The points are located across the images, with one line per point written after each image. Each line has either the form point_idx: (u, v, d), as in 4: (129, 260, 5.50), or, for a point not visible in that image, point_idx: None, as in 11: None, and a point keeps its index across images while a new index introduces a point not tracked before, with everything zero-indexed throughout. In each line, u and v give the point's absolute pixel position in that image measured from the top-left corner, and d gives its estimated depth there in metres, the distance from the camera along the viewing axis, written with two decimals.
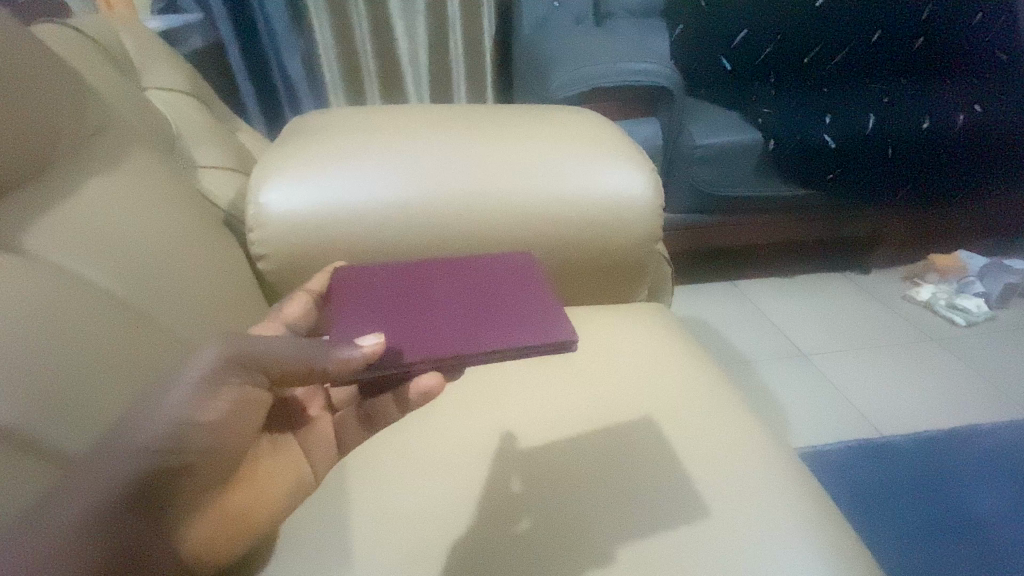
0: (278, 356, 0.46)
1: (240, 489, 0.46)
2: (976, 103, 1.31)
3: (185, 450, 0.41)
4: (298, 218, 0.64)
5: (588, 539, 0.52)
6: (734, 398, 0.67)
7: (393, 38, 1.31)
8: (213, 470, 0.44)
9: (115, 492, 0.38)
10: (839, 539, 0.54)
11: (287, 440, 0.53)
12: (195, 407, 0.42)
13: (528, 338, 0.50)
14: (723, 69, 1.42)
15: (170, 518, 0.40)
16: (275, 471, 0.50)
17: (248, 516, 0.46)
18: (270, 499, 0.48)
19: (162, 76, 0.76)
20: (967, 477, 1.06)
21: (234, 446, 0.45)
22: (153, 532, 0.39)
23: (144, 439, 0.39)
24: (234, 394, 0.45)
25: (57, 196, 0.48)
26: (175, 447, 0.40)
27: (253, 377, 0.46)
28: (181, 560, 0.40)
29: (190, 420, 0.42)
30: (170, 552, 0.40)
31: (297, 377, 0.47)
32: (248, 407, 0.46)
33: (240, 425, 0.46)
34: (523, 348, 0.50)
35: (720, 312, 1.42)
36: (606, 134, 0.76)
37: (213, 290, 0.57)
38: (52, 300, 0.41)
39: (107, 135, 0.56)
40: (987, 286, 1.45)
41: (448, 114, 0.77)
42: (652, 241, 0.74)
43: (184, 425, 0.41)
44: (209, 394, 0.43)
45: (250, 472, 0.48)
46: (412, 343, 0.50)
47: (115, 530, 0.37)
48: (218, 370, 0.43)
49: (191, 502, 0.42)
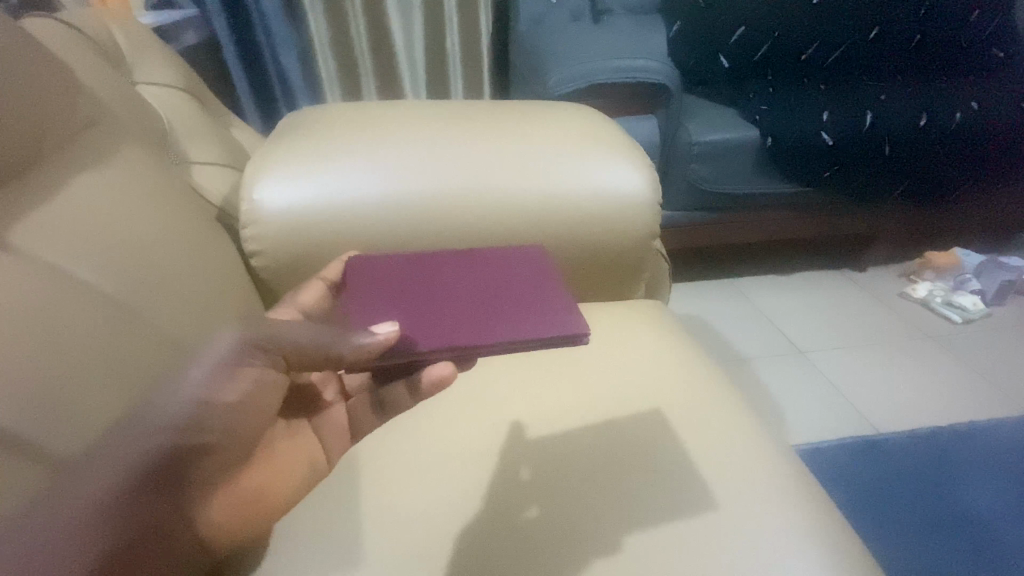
0: (297, 340, 0.49)
1: (256, 470, 0.48)
2: (973, 100, 1.32)
3: (206, 428, 0.45)
4: (295, 213, 0.64)
5: (585, 540, 0.51)
6: (731, 395, 0.66)
7: (390, 34, 1.30)
8: (230, 452, 0.47)
9: (131, 470, 0.41)
10: (839, 537, 0.54)
11: (303, 423, 0.55)
12: (216, 388, 0.47)
13: (535, 334, 0.49)
14: (721, 66, 1.41)
15: (186, 496, 0.43)
16: (288, 454, 0.51)
17: (262, 500, 0.48)
18: (286, 485, 0.49)
19: (155, 72, 0.75)
20: (960, 473, 1.07)
21: (252, 427, 0.49)
22: (170, 510, 0.42)
23: (169, 418, 0.44)
24: (253, 376, 0.50)
25: (46, 192, 0.47)
26: (198, 425, 0.45)
27: (271, 361, 0.51)
28: (199, 534, 0.44)
29: (218, 398, 0.47)
30: (190, 526, 0.43)
31: (313, 359, 0.49)
32: (266, 390, 0.51)
33: (259, 406, 0.50)
34: (533, 343, 0.49)
35: (718, 310, 1.41)
36: (602, 131, 0.75)
37: (212, 285, 0.56)
38: (42, 298, 0.41)
39: (98, 130, 0.55)
40: (983, 284, 1.45)
41: (442, 110, 0.76)
42: (650, 238, 0.73)
43: (206, 405, 0.46)
44: (234, 372, 0.49)
45: (268, 456, 0.50)
46: (424, 333, 0.49)
47: (128, 511, 0.39)
48: (237, 353, 0.50)
49: (207, 481, 0.45)
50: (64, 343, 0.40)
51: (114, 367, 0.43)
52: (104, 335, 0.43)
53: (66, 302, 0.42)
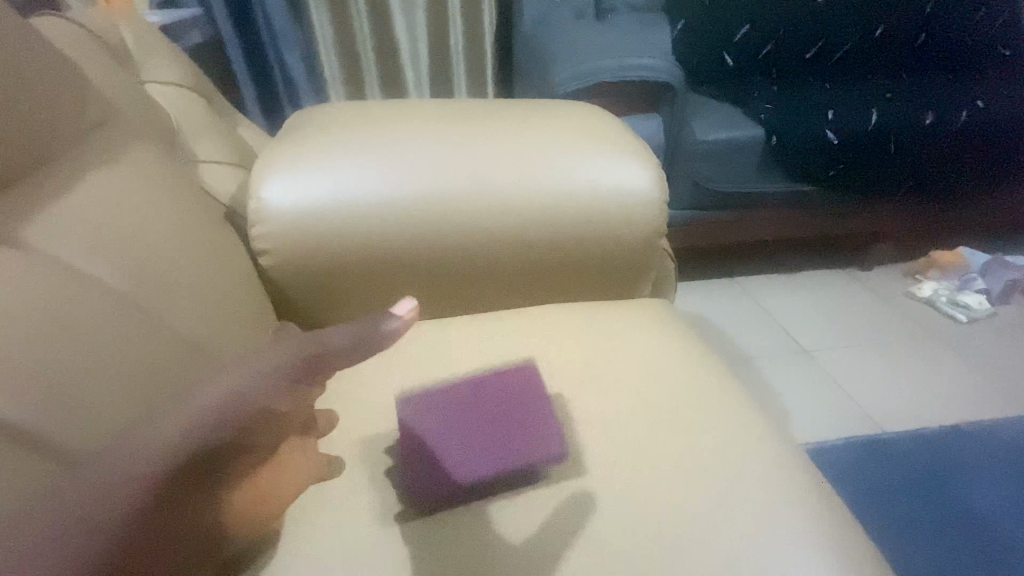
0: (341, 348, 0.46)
1: (266, 472, 0.48)
2: (978, 99, 1.31)
3: (215, 442, 0.42)
4: (302, 212, 0.64)
5: (593, 542, 0.50)
6: (738, 395, 0.66)
7: (394, 33, 1.30)
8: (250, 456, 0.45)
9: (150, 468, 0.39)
10: (846, 538, 0.54)
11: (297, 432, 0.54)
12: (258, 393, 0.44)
13: (516, 442, 0.55)
14: (725, 65, 1.41)
15: (186, 514, 0.40)
16: (294, 456, 0.52)
17: (264, 503, 0.47)
18: (291, 487, 0.51)
19: (163, 71, 0.75)
20: (966, 474, 1.06)
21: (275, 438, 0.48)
22: (179, 512, 0.40)
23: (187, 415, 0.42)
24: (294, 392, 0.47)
25: (56, 191, 0.47)
26: (225, 430, 0.42)
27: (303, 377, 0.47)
28: (205, 537, 0.42)
29: (222, 421, 0.42)
30: (197, 528, 0.41)
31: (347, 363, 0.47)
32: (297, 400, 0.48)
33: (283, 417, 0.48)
34: (512, 441, 0.56)
35: (723, 309, 1.41)
36: (608, 130, 0.75)
37: (221, 283, 0.56)
38: (51, 296, 0.41)
39: (106, 129, 0.55)
40: (988, 283, 1.45)
41: (448, 109, 0.76)
42: (656, 236, 0.73)
43: (240, 406, 0.43)
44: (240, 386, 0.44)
45: (280, 461, 0.50)
46: (417, 460, 0.54)
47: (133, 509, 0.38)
48: (292, 372, 0.46)
49: (223, 484, 0.43)
50: (73, 342, 0.40)
51: (124, 364, 0.43)
52: (114, 334, 0.43)
53: (77, 300, 0.42)
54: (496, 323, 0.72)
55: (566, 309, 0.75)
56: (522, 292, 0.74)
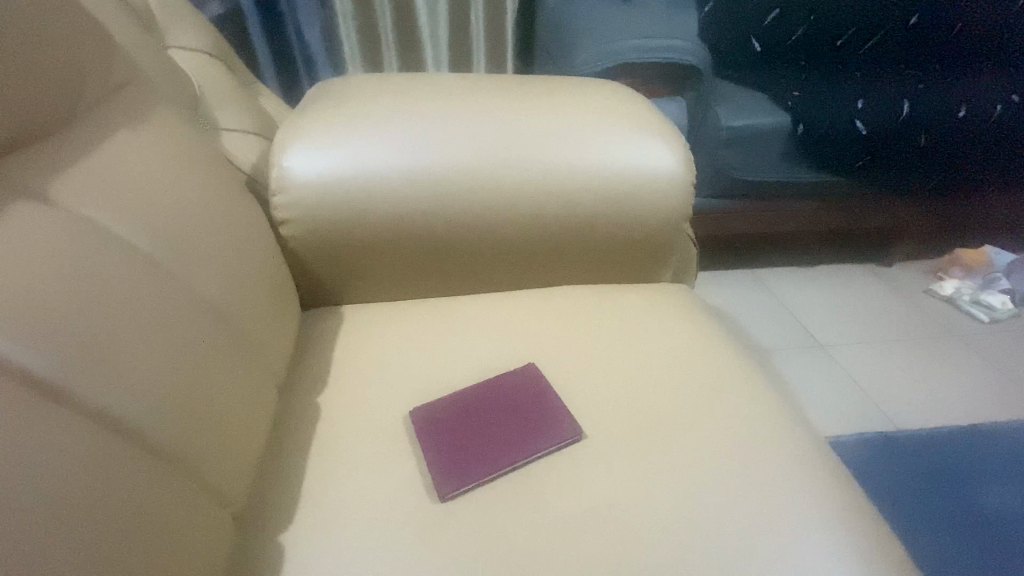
0: None
1: None
2: (1013, 93, 1.27)
3: None
4: (325, 183, 0.63)
5: (610, 523, 0.50)
6: (759, 383, 0.65)
7: (415, 9, 1.28)
8: None
9: None
10: (867, 531, 0.53)
11: None
12: None
13: (525, 437, 0.56)
14: (753, 50, 1.37)
15: None
16: None
17: None
18: None
19: (186, 37, 0.74)
20: (982, 475, 1.04)
21: None
22: None
23: None
24: None
25: (81, 149, 0.47)
26: None
27: None
28: None
29: None
30: None
31: None
32: None
33: None
34: (515, 437, 0.56)
35: (741, 301, 1.39)
36: (635, 108, 0.73)
37: (243, 250, 0.56)
38: (78, 254, 0.41)
39: (129, 91, 0.55)
40: (1014, 284, 1.40)
41: (471, 83, 0.74)
42: (680, 219, 0.72)
43: None
44: None
45: None
46: (443, 466, 0.53)
47: None
48: None
49: None
50: (100, 301, 0.40)
51: (144, 323, 0.42)
52: (139, 292, 0.43)
53: (104, 258, 0.42)
54: (514, 303, 0.71)
55: (586, 290, 0.74)
56: (542, 272, 0.74)
